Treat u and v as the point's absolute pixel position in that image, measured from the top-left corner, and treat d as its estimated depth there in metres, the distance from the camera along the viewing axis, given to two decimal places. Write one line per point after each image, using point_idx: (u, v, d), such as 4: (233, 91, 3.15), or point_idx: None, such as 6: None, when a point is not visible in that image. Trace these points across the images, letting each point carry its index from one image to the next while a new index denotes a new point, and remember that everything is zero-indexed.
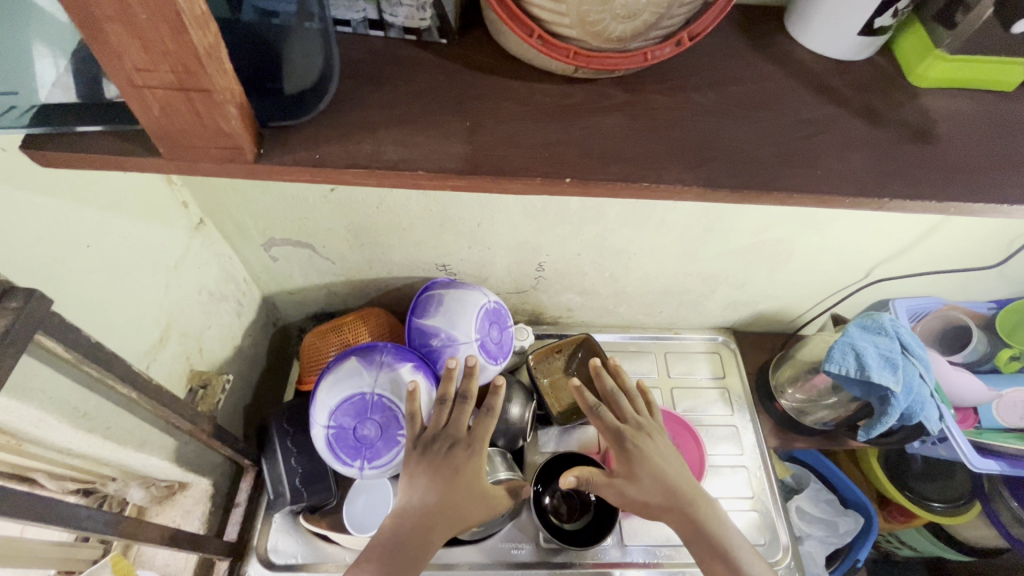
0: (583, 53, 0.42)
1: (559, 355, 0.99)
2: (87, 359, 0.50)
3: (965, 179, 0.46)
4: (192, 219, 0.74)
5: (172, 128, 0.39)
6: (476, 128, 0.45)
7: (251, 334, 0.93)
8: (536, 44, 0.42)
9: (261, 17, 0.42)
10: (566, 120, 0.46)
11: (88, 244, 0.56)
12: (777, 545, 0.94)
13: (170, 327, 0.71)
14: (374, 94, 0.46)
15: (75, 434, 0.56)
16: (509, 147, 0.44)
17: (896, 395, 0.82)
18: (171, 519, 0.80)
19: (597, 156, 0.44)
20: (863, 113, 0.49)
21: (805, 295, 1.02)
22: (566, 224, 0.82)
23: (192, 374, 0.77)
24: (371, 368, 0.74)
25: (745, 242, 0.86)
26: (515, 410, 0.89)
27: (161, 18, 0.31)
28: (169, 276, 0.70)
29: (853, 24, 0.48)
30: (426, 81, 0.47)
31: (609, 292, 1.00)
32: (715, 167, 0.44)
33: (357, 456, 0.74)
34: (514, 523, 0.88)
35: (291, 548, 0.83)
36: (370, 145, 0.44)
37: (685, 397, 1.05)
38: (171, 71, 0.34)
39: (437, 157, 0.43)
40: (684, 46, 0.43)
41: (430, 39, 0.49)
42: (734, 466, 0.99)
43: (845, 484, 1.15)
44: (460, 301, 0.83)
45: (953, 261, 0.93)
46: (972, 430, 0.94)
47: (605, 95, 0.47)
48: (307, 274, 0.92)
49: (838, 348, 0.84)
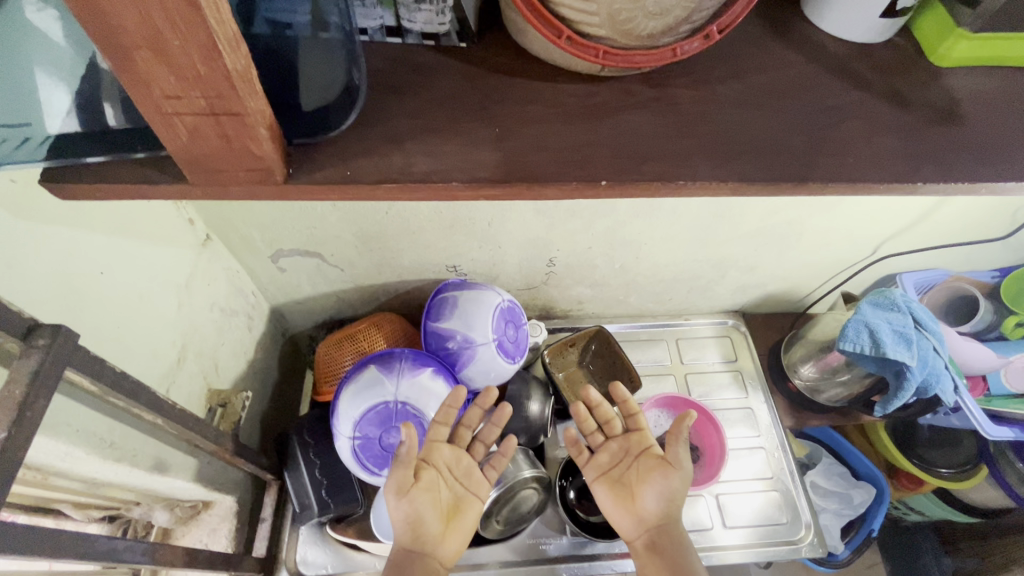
0: (612, 52, 0.41)
1: (572, 349, 1.01)
2: (114, 390, 0.49)
3: (993, 157, 0.46)
4: (198, 235, 0.74)
5: (200, 154, 0.38)
6: (505, 134, 0.44)
7: (261, 347, 0.93)
8: (565, 45, 0.41)
9: (274, 29, 0.42)
10: (593, 121, 0.45)
11: (102, 271, 0.54)
12: (799, 523, 0.95)
13: (186, 348, 0.70)
14: (397, 104, 0.45)
15: (102, 465, 0.55)
16: (542, 152, 0.43)
17: (911, 369, 0.82)
18: (198, 539, 0.79)
19: (628, 155, 0.43)
20: (887, 96, 0.49)
21: (812, 275, 1.03)
22: (577, 218, 0.82)
23: (210, 393, 0.75)
24: (392, 376, 0.74)
25: (754, 226, 0.86)
26: (535, 407, 0.90)
27: (193, 44, 0.30)
28: (181, 295, 0.69)
29: (874, 7, 0.48)
30: (447, 88, 0.46)
31: (620, 283, 1.00)
32: (746, 160, 0.44)
33: (384, 465, 0.72)
34: (540, 518, 0.89)
35: (320, 559, 0.83)
36: (401, 157, 0.43)
37: (698, 383, 1.06)
38: (201, 96, 0.33)
39: (466, 166, 0.42)
40: (712, 39, 0.42)
41: (449, 44, 0.48)
42: (751, 448, 1.00)
43: (856, 456, 1.20)
44: (474, 302, 0.83)
45: (960, 234, 0.94)
46: (982, 398, 0.97)
47: (629, 93, 0.46)
48: (315, 282, 0.91)
49: (852, 326, 0.85)
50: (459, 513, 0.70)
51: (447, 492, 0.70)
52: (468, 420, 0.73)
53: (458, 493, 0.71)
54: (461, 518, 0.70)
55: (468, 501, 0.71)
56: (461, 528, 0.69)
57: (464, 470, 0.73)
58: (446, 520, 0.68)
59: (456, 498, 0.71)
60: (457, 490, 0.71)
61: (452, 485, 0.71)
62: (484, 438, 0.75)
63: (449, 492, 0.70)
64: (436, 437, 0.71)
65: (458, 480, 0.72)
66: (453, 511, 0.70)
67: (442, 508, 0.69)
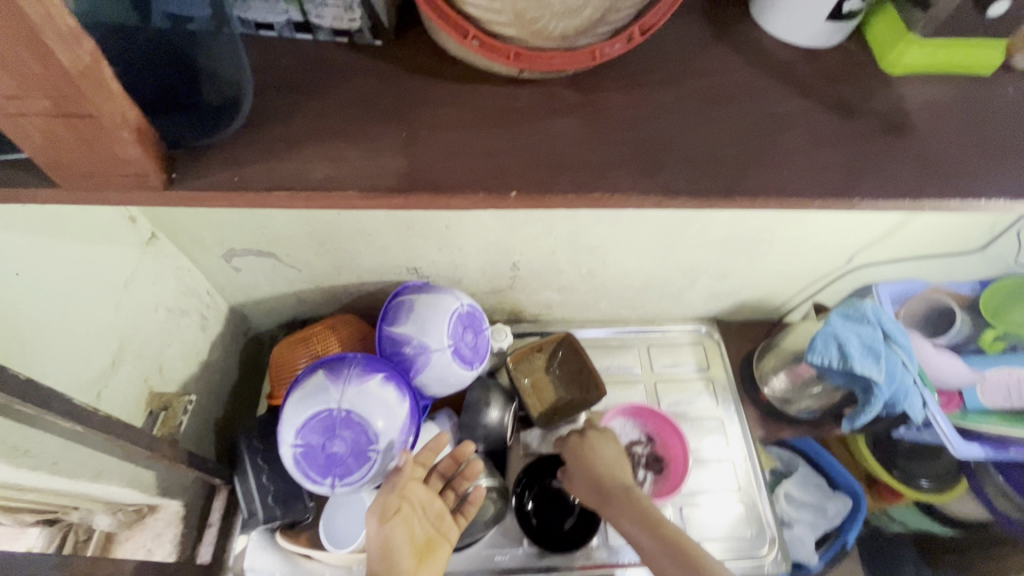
0: (525, 54, 0.39)
1: (540, 354, 0.99)
2: (17, 398, 0.46)
3: (942, 170, 0.43)
4: (142, 234, 0.71)
5: (63, 158, 0.37)
6: (414, 140, 0.42)
7: (217, 347, 0.90)
8: (472, 45, 0.39)
9: (175, 23, 0.40)
10: (513, 124, 0.43)
11: (17, 272, 0.53)
12: (764, 538, 0.93)
13: (122, 350, 0.68)
14: (304, 104, 0.43)
15: (15, 474, 0.54)
16: (449, 161, 0.41)
17: (879, 384, 0.80)
18: (142, 544, 0.78)
19: (546, 166, 0.41)
20: (834, 105, 0.46)
21: (787, 283, 1.00)
22: (538, 222, 0.80)
23: (152, 398, 0.74)
24: (338, 384, 0.71)
25: (720, 233, 0.84)
26: (494, 414, 0.88)
27: (19, 40, 0.29)
28: (119, 297, 0.67)
29: (820, 9, 0.46)
30: (360, 87, 0.44)
31: (588, 288, 0.98)
32: (670, 171, 0.41)
33: (328, 473, 0.70)
34: (499, 528, 0.87)
35: (269, 566, 0.80)
36: (299, 163, 0.41)
37: (669, 391, 1.03)
38: (43, 97, 0.32)
39: (370, 172, 0.40)
40: (635, 41, 0.40)
41: (363, 42, 0.46)
42: (720, 459, 0.98)
43: (833, 466, 1.17)
44: (430, 307, 0.81)
45: (937, 245, 0.91)
46: (957, 413, 0.93)
47: (555, 96, 0.45)
48: (273, 282, 0.89)
49: (820, 338, 0.83)
50: (431, 553, 0.71)
51: (421, 531, 0.71)
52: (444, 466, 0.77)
53: (431, 533, 0.72)
54: (433, 557, 0.70)
55: (440, 542, 0.72)
56: (431, 569, 0.69)
57: (437, 513, 0.74)
58: (419, 557, 0.69)
59: (428, 538, 0.72)
60: (431, 530, 0.73)
61: (426, 525, 0.72)
62: (456, 486, 0.77)
63: (422, 530, 0.72)
64: (413, 476, 0.72)
65: (432, 521, 0.73)
66: (425, 549, 0.71)
67: (417, 544, 0.70)
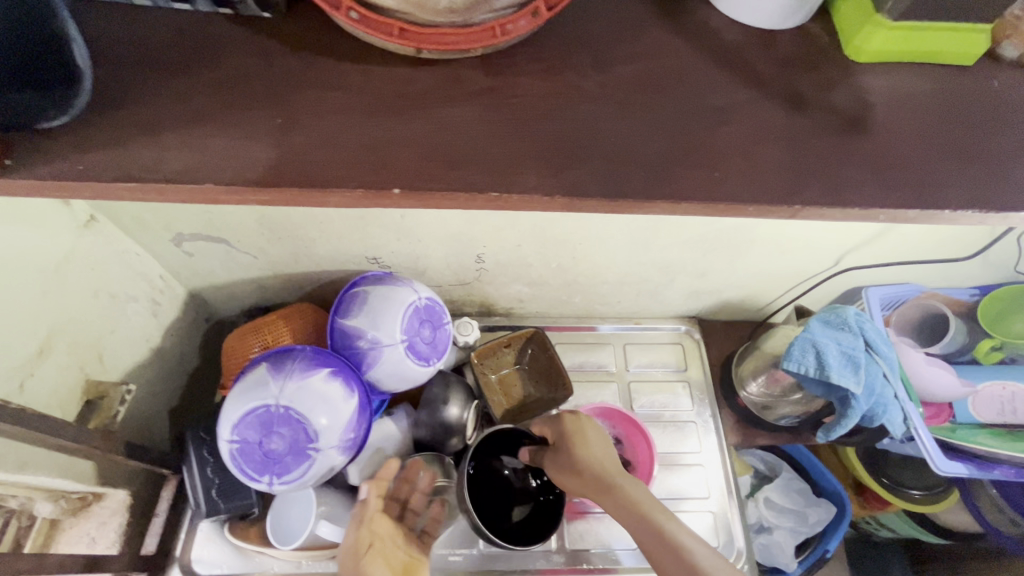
0: (407, 28, 0.44)
1: (508, 350, 0.95)
2: None
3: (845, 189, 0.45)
4: (78, 217, 0.68)
5: None
6: (291, 125, 0.45)
7: (173, 333, 0.88)
8: (348, 14, 0.44)
9: None
10: (406, 113, 0.46)
11: None
12: (731, 548, 0.89)
13: (51, 338, 0.67)
14: (167, 83, 0.46)
15: None
16: (322, 150, 0.44)
17: (856, 396, 0.75)
18: (85, 532, 0.75)
19: (437, 160, 0.44)
20: None
21: (771, 284, 0.95)
22: (498, 214, 0.75)
23: (88, 386, 0.73)
24: (278, 378, 0.68)
25: (694, 231, 0.79)
26: (453, 411, 0.84)
27: None
28: (48, 283, 0.65)
29: None
30: (236, 63, 0.47)
31: (559, 283, 0.93)
32: (572, 172, 0.44)
33: (266, 471, 0.68)
34: (455, 528, 0.85)
35: (217, 556, 0.80)
36: (153, 152, 0.44)
37: (642, 392, 0.99)
38: None
39: (239, 162, 0.44)
40: (541, 16, 0.45)
41: (247, 12, 0.49)
42: (690, 464, 0.94)
43: (820, 471, 1.12)
44: (384, 299, 0.77)
45: (933, 248, 0.85)
46: (945, 427, 0.87)
47: (459, 79, 0.47)
48: (229, 268, 0.86)
49: (798, 345, 0.77)
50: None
51: (396, 558, 0.70)
52: (396, 493, 0.78)
53: (409, 559, 0.72)
54: None
55: (419, 564, 0.72)
56: None
57: (405, 539, 0.74)
58: None
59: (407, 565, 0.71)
60: (407, 556, 0.72)
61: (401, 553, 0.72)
62: (413, 509, 0.78)
63: (399, 558, 0.71)
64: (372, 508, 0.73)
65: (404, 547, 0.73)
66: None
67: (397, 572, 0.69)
